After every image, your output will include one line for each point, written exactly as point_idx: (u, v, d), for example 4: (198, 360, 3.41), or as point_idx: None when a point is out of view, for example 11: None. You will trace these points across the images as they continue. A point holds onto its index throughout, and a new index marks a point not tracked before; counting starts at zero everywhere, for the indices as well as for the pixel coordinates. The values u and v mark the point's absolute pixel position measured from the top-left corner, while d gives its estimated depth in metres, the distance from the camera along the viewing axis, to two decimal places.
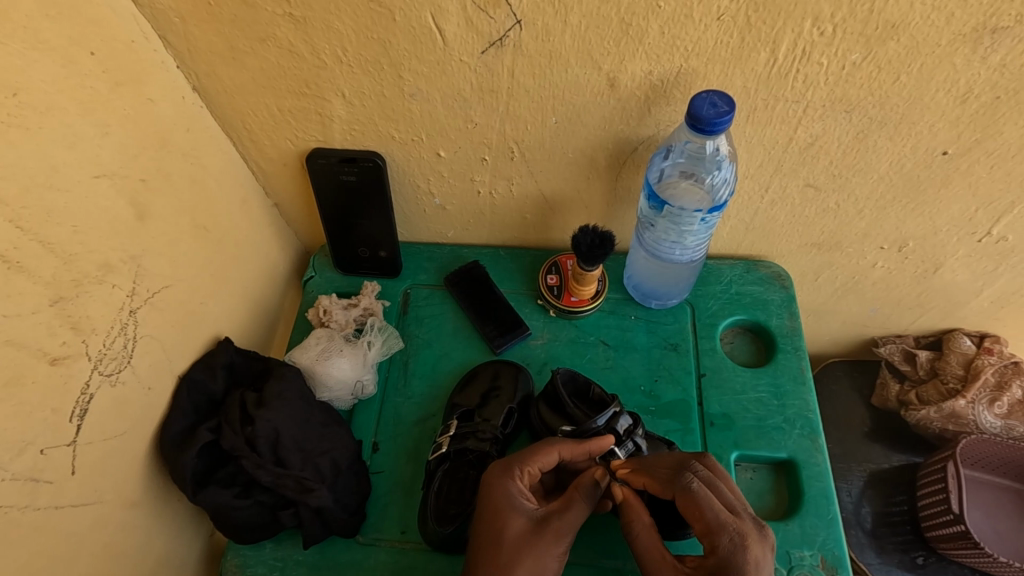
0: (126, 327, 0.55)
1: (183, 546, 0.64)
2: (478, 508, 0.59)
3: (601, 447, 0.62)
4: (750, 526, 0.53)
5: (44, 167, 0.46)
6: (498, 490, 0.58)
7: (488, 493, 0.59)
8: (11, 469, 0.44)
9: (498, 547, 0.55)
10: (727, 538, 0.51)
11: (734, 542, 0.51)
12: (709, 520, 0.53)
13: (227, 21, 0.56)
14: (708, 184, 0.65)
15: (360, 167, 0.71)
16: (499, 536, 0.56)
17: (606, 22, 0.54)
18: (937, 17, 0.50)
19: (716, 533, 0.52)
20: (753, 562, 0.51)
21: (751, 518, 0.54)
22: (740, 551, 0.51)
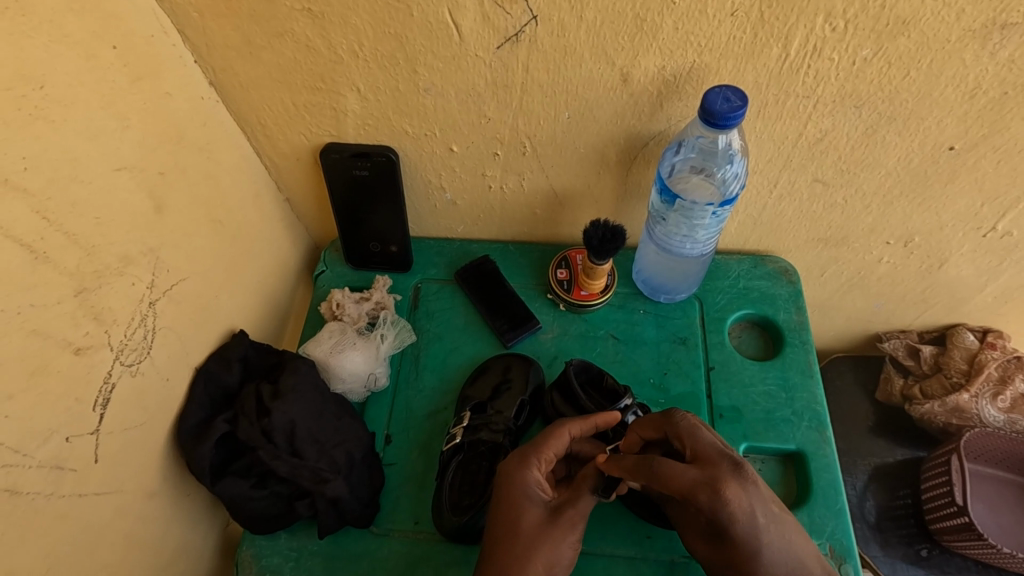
0: (145, 319, 0.55)
1: (198, 536, 0.65)
2: (494, 499, 0.60)
3: (608, 421, 0.63)
4: (726, 470, 0.53)
5: (67, 159, 0.46)
6: (513, 482, 0.59)
7: (505, 485, 0.59)
8: (36, 457, 0.45)
9: (514, 537, 0.56)
10: (705, 494, 0.51)
11: (711, 496, 0.51)
12: (682, 483, 0.52)
13: (245, 15, 0.56)
14: (719, 179, 0.66)
15: (372, 162, 0.71)
16: (516, 526, 0.57)
17: (620, 18, 0.54)
18: (947, 14, 0.51)
19: (697, 495, 0.52)
20: (738, 505, 0.51)
21: (728, 461, 0.54)
22: (721, 501, 0.51)
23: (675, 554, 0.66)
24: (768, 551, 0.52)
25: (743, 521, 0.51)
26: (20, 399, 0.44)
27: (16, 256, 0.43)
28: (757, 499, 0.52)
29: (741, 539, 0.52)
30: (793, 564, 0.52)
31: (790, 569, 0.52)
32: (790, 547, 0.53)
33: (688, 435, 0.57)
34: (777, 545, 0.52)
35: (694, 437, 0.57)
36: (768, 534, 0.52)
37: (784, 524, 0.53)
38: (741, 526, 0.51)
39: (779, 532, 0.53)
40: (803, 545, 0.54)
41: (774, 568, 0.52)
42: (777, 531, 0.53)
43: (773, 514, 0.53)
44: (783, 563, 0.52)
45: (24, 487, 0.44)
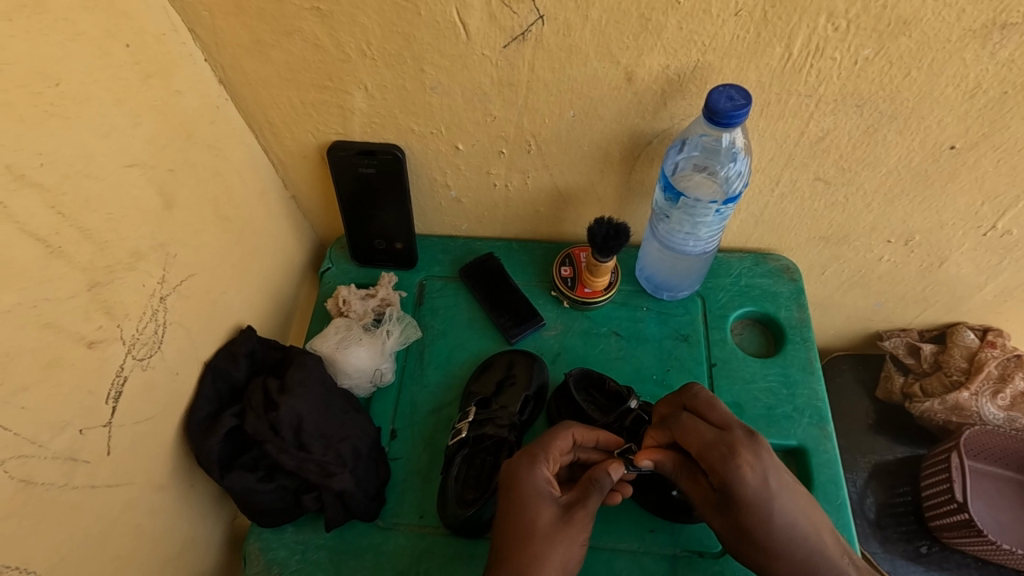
0: (156, 314, 0.56)
1: (206, 529, 0.66)
2: (503, 497, 0.60)
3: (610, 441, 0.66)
4: (742, 436, 0.56)
5: (80, 155, 0.47)
6: (524, 479, 0.59)
7: (514, 483, 0.60)
8: (50, 448, 0.46)
9: (527, 535, 0.56)
10: (720, 454, 0.55)
11: (725, 457, 0.55)
12: (700, 442, 0.56)
13: (254, 14, 0.57)
14: (722, 177, 0.66)
15: (378, 160, 0.72)
16: (528, 525, 0.57)
17: (625, 17, 0.55)
18: (948, 14, 0.51)
19: (710, 456, 0.55)
20: (749, 471, 0.54)
21: (744, 428, 0.57)
22: (732, 463, 0.54)
23: (678, 547, 0.67)
24: (779, 517, 0.54)
25: (753, 486, 0.54)
26: (34, 391, 0.44)
27: (31, 250, 0.43)
28: (769, 465, 0.55)
29: (752, 505, 0.54)
30: (804, 530, 0.55)
31: (799, 533, 0.54)
32: (802, 516, 0.55)
33: (704, 406, 0.60)
34: (788, 512, 0.54)
35: (710, 408, 0.59)
36: (779, 501, 0.54)
37: (795, 493, 0.55)
38: (754, 488, 0.54)
39: (790, 499, 0.55)
40: (815, 517, 0.56)
41: (783, 533, 0.54)
42: (789, 497, 0.55)
43: (785, 482, 0.55)
44: (793, 528, 0.54)
45: (39, 478, 0.45)
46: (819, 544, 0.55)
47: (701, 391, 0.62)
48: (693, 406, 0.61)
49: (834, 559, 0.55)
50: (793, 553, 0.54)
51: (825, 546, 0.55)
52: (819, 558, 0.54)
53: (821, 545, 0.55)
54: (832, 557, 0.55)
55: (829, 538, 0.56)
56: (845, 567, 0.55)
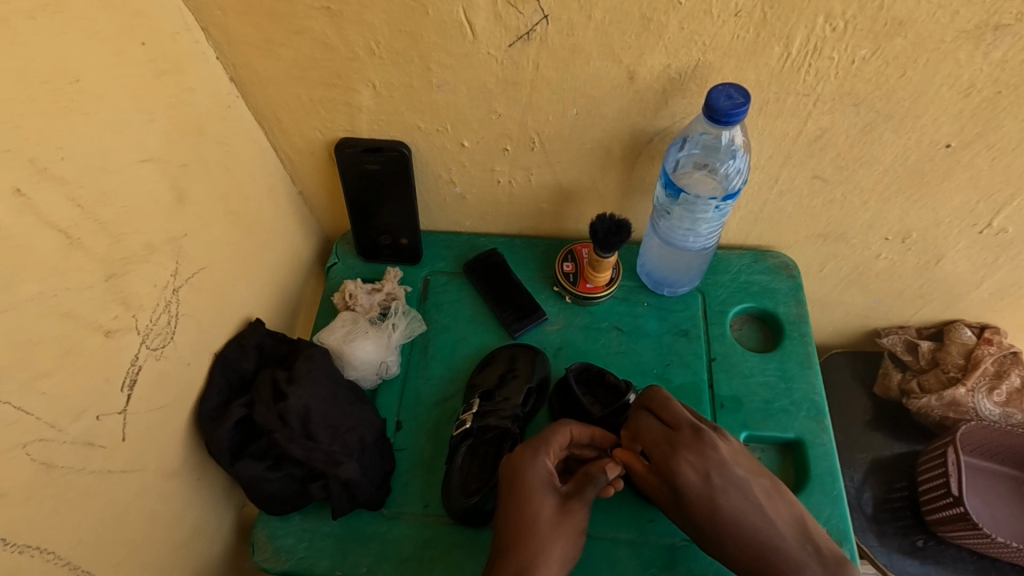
0: (169, 305, 0.58)
1: (215, 517, 0.67)
2: (503, 492, 0.61)
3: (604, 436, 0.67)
4: (685, 435, 0.61)
5: (97, 150, 0.49)
6: (526, 470, 0.61)
7: (514, 475, 0.61)
8: (68, 433, 0.47)
9: (529, 529, 0.58)
10: (662, 452, 0.61)
11: (666, 455, 0.61)
12: (647, 441, 0.62)
13: (265, 14, 0.59)
14: (721, 174, 0.68)
15: (384, 157, 0.73)
16: (532, 518, 0.59)
17: (628, 17, 0.56)
18: (942, 15, 0.53)
19: (656, 456, 0.61)
20: (688, 471, 0.59)
21: (690, 427, 0.62)
22: (672, 463, 0.60)
23: (676, 538, 0.68)
24: (724, 510, 0.58)
25: (694, 484, 0.59)
26: (54, 377, 0.46)
27: (51, 241, 0.45)
28: (711, 461, 0.60)
29: (695, 501, 0.59)
30: (756, 523, 0.58)
31: (748, 526, 0.58)
32: (750, 509, 0.59)
33: (658, 406, 0.64)
34: (734, 506, 0.59)
35: (664, 408, 0.63)
36: (723, 496, 0.59)
37: (743, 488, 0.60)
38: (695, 486, 0.59)
39: (736, 494, 0.59)
40: (771, 509, 0.59)
41: (732, 526, 0.58)
42: (735, 492, 0.59)
43: (730, 477, 0.59)
44: (742, 522, 0.58)
45: (57, 462, 0.46)
46: (774, 534, 0.58)
47: (660, 390, 0.65)
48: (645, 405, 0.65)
49: (789, 548, 0.58)
50: (746, 544, 0.58)
51: (780, 536, 0.58)
52: (774, 549, 0.58)
53: (775, 536, 0.58)
54: (788, 547, 0.58)
55: (787, 528, 0.59)
56: (802, 556, 0.58)
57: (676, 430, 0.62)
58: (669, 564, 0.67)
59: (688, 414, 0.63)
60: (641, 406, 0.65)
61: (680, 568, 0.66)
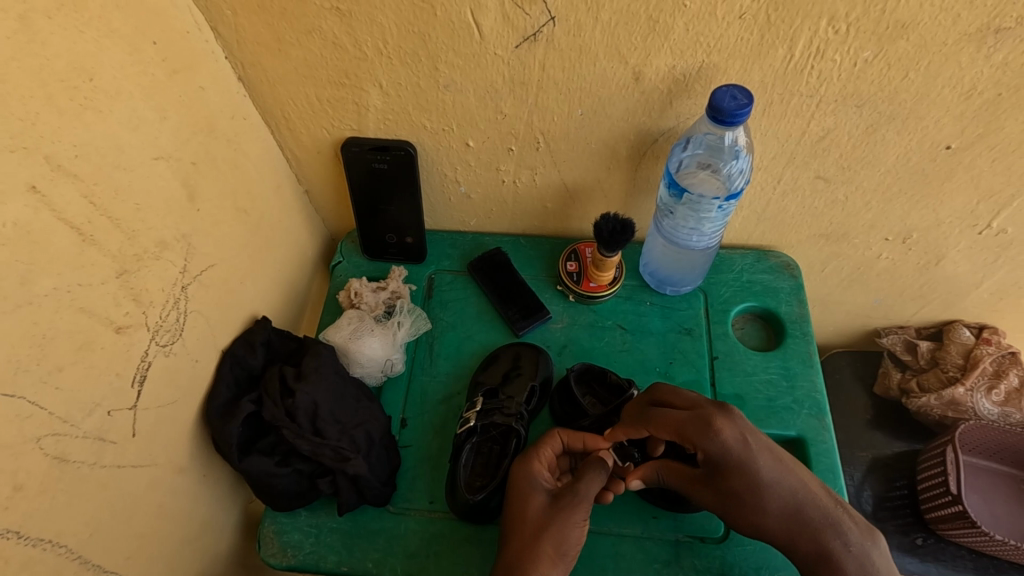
0: (177, 302, 0.58)
1: (222, 512, 0.68)
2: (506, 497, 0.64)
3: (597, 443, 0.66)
4: (712, 408, 0.61)
5: (112, 147, 0.49)
6: (523, 476, 0.63)
7: (512, 479, 0.64)
8: (81, 428, 0.48)
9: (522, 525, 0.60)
10: (697, 428, 0.60)
11: (703, 428, 0.59)
12: (675, 423, 0.60)
13: (276, 14, 0.59)
14: (724, 174, 0.68)
15: (391, 155, 0.74)
16: (521, 514, 0.61)
17: (634, 18, 0.57)
18: (945, 18, 0.53)
19: (692, 429, 0.60)
20: (727, 435, 0.59)
21: (712, 402, 0.62)
22: (712, 431, 0.59)
23: (681, 533, 0.69)
24: (762, 473, 0.58)
25: (735, 448, 0.59)
26: (67, 372, 0.46)
27: (65, 238, 0.45)
28: (744, 425, 0.60)
29: (739, 465, 0.58)
30: (788, 484, 0.59)
31: (787, 489, 0.59)
32: (782, 471, 0.59)
33: (667, 395, 0.64)
34: (769, 469, 0.59)
35: (674, 395, 0.64)
36: (760, 457, 0.59)
37: (775, 452, 0.60)
38: (737, 452, 0.59)
39: (769, 456, 0.59)
40: (799, 471, 0.60)
41: (771, 488, 0.58)
42: (769, 455, 0.59)
43: (762, 441, 0.60)
44: (779, 484, 0.59)
45: (71, 456, 0.47)
46: (806, 496, 0.59)
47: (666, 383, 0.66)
48: (655, 398, 0.65)
49: (825, 507, 0.59)
50: (784, 509, 0.58)
51: (813, 496, 0.59)
52: (808, 505, 0.59)
53: (808, 495, 0.59)
54: (822, 504, 0.59)
55: (816, 488, 0.60)
56: (837, 514, 0.59)
57: (699, 407, 0.61)
58: (673, 558, 0.67)
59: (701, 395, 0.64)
60: (649, 399, 0.65)
61: (685, 562, 0.67)
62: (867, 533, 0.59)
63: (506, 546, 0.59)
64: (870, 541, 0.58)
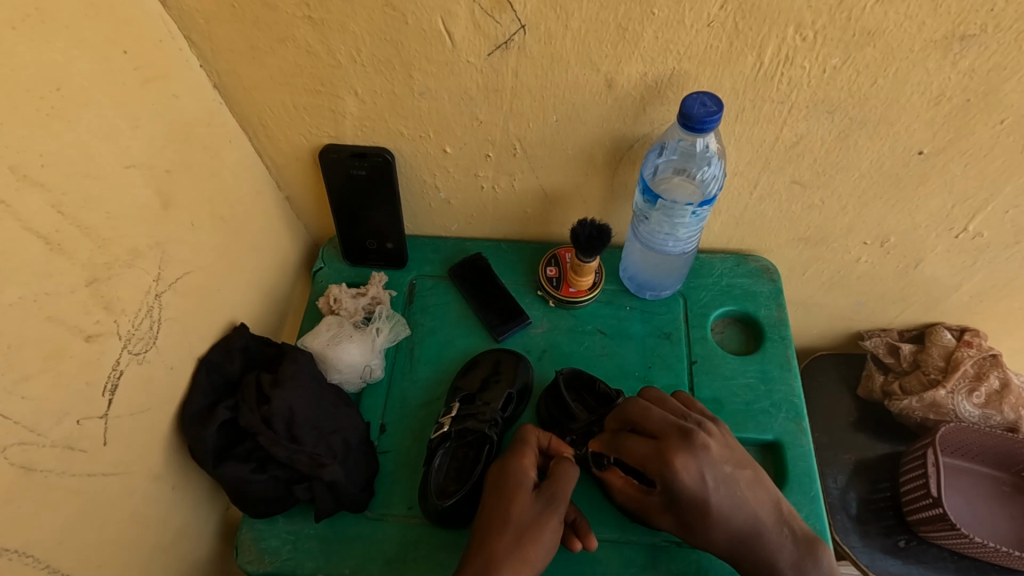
0: (151, 310, 0.58)
1: (198, 518, 0.68)
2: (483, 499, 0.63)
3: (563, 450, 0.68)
4: (675, 441, 0.60)
5: (81, 157, 0.49)
6: (511, 473, 0.63)
7: (499, 476, 0.64)
8: (50, 437, 0.48)
9: (496, 534, 0.59)
10: (657, 465, 0.60)
11: (662, 466, 0.59)
12: (638, 457, 0.61)
13: (249, 22, 0.59)
14: (699, 179, 0.69)
15: (370, 162, 0.74)
16: (501, 520, 0.60)
17: (604, 27, 0.58)
18: (910, 25, 0.54)
19: (652, 463, 0.60)
20: (685, 474, 0.59)
21: (677, 432, 0.61)
22: (670, 471, 0.59)
23: (658, 537, 0.69)
24: (714, 509, 0.59)
25: (690, 486, 0.59)
26: (35, 381, 0.46)
27: (32, 248, 0.46)
28: (704, 462, 0.60)
29: (693, 502, 0.59)
30: (740, 516, 0.60)
31: (738, 521, 0.59)
32: (736, 504, 0.60)
33: (639, 416, 0.64)
34: (723, 503, 0.59)
35: (644, 417, 0.63)
36: (714, 494, 0.59)
37: (732, 482, 0.60)
38: (692, 491, 0.59)
39: (725, 490, 0.60)
40: (755, 499, 0.61)
41: (722, 521, 0.59)
42: (725, 489, 0.60)
43: (721, 475, 0.60)
44: (730, 517, 0.59)
45: (38, 465, 0.47)
46: (757, 525, 0.60)
47: (638, 400, 0.65)
48: (628, 418, 0.64)
49: (772, 535, 0.60)
50: (733, 539, 0.60)
51: (765, 525, 0.60)
52: (758, 535, 0.60)
53: (758, 523, 0.60)
54: (770, 533, 0.60)
55: (767, 514, 0.61)
56: (783, 540, 0.60)
57: (664, 440, 0.61)
58: (649, 563, 0.68)
59: (671, 418, 0.63)
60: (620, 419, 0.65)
61: (661, 567, 0.67)
62: (811, 554, 0.60)
63: (488, 550, 0.58)
64: (812, 563, 0.60)
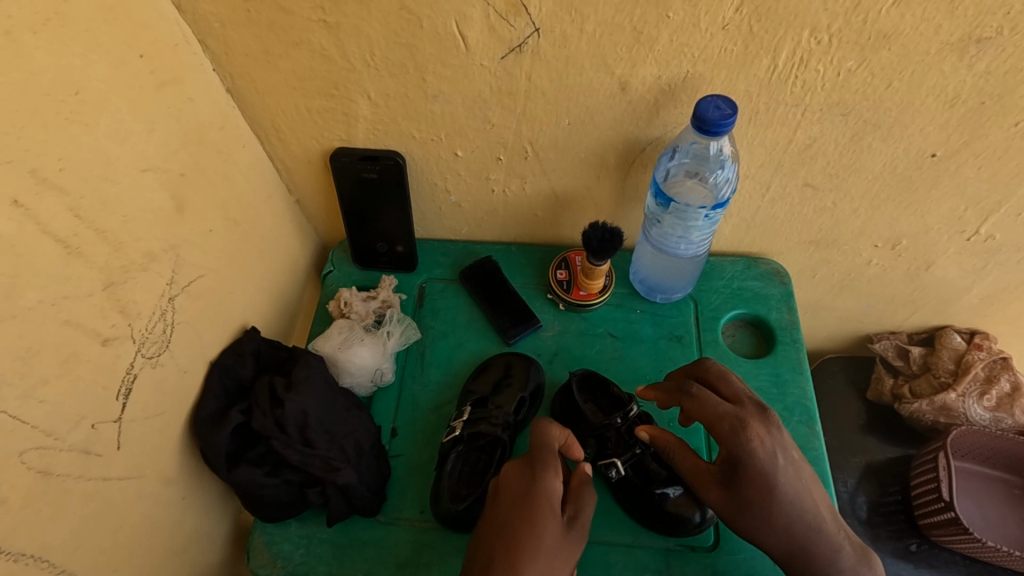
0: (166, 313, 0.58)
1: (210, 522, 0.68)
2: (501, 511, 0.58)
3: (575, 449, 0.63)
4: (751, 411, 0.61)
5: (99, 162, 0.49)
6: (547, 490, 0.58)
7: (530, 491, 0.58)
8: (66, 441, 0.48)
9: (524, 555, 0.54)
10: (729, 428, 0.59)
11: (734, 429, 0.59)
12: (709, 418, 0.61)
13: (264, 25, 0.59)
14: (712, 183, 0.69)
15: (381, 165, 0.74)
16: (533, 542, 0.55)
17: (619, 30, 0.58)
18: (926, 28, 0.54)
19: (726, 432, 0.59)
20: (758, 442, 0.59)
21: (753, 402, 0.62)
22: (743, 435, 0.59)
23: (671, 541, 0.69)
24: (779, 489, 0.58)
25: (761, 457, 0.58)
26: (53, 385, 0.46)
27: (51, 251, 0.46)
28: (776, 437, 0.60)
29: (759, 478, 0.58)
30: (802, 504, 0.59)
31: (801, 506, 0.59)
32: (800, 492, 0.59)
33: (716, 379, 0.65)
34: (788, 485, 0.58)
35: (722, 381, 0.65)
36: (782, 474, 0.59)
37: (799, 469, 0.60)
38: (761, 462, 0.58)
39: (792, 473, 0.59)
40: (817, 492, 0.61)
41: (785, 504, 0.58)
42: (793, 472, 0.59)
43: (789, 457, 0.60)
44: (794, 500, 0.58)
45: (55, 469, 0.47)
46: (816, 517, 0.59)
47: (716, 366, 0.67)
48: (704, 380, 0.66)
49: (828, 531, 0.59)
50: (791, 527, 0.58)
51: (821, 522, 0.59)
52: (815, 527, 0.59)
53: (817, 516, 0.59)
54: (829, 530, 0.59)
55: (825, 511, 0.60)
56: (838, 541, 0.60)
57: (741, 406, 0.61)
58: (663, 567, 0.67)
59: (747, 389, 0.64)
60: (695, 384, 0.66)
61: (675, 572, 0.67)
62: (863, 560, 0.60)
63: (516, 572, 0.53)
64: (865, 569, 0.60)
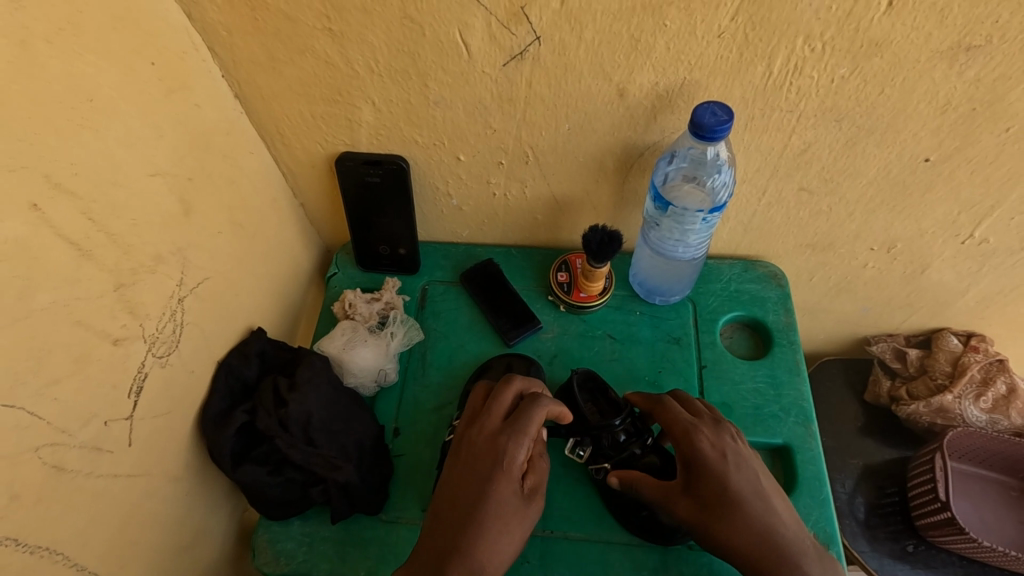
0: (174, 314, 0.59)
1: (215, 520, 0.69)
2: (461, 480, 0.62)
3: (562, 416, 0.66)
4: (706, 420, 0.67)
5: (110, 166, 0.51)
6: (505, 464, 0.62)
7: (489, 464, 0.62)
8: (78, 438, 0.49)
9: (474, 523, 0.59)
10: (682, 430, 0.65)
11: (686, 432, 0.65)
12: (668, 421, 0.67)
13: (270, 33, 0.61)
14: (709, 187, 0.71)
15: (383, 169, 0.76)
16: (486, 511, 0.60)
17: (617, 38, 0.59)
18: (917, 36, 0.55)
19: (677, 434, 0.65)
20: (706, 443, 0.64)
21: (711, 416, 0.68)
22: (694, 436, 0.64)
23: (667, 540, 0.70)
24: (734, 488, 0.61)
25: (712, 456, 0.63)
26: (65, 384, 0.48)
27: (64, 253, 0.47)
28: (728, 441, 0.65)
29: (712, 476, 0.62)
30: (761, 507, 0.61)
31: (759, 508, 0.61)
32: (758, 495, 0.62)
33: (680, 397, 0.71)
34: (743, 486, 0.62)
35: (687, 401, 0.70)
36: (737, 474, 0.62)
37: (756, 474, 0.63)
38: (713, 462, 0.63)
39: (748, 476, 0.63)
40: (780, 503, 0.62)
41: (741, 505, 0.61)
42: (747, 473, 0.63)
43: (742, 458, 0.64)
44: (751, 501, 0.61)
45: (68, 465, 0.48)
46: (777, 521, 0.61)
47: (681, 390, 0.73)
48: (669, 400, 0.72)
49: (793, 538, 0.60)
50: (754, 531, 0.60)
51: (784, 529, 0.61)
52: (778, 531, 0.60)
53: (779, 520, 0.61)
54: (790, 535, 0.60)
55: (788, 519, 0.62)
56: (804, 548, 0.60)
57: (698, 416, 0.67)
58: (661, 566, 0.68)
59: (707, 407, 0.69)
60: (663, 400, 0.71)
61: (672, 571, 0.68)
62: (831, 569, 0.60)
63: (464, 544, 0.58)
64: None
